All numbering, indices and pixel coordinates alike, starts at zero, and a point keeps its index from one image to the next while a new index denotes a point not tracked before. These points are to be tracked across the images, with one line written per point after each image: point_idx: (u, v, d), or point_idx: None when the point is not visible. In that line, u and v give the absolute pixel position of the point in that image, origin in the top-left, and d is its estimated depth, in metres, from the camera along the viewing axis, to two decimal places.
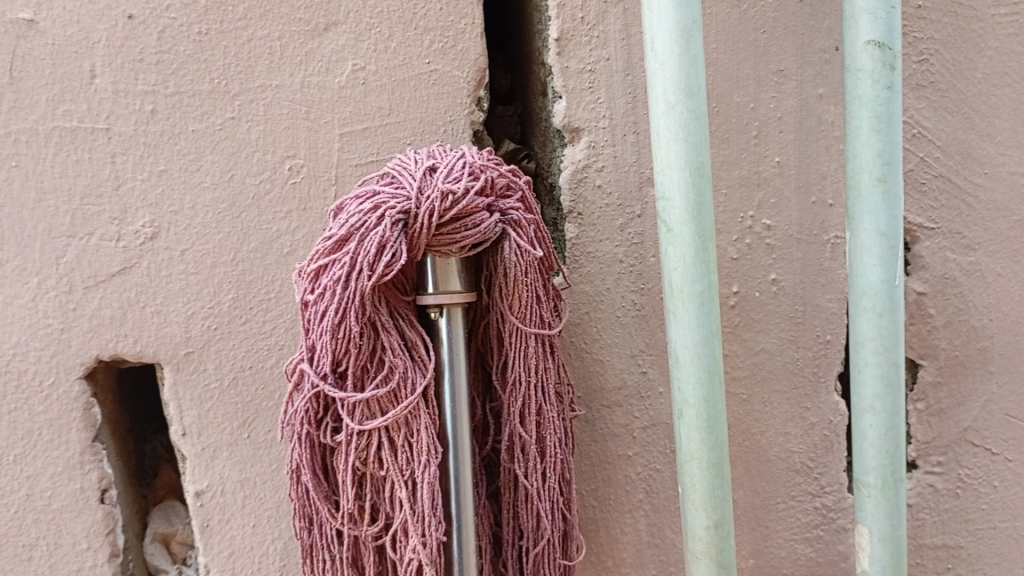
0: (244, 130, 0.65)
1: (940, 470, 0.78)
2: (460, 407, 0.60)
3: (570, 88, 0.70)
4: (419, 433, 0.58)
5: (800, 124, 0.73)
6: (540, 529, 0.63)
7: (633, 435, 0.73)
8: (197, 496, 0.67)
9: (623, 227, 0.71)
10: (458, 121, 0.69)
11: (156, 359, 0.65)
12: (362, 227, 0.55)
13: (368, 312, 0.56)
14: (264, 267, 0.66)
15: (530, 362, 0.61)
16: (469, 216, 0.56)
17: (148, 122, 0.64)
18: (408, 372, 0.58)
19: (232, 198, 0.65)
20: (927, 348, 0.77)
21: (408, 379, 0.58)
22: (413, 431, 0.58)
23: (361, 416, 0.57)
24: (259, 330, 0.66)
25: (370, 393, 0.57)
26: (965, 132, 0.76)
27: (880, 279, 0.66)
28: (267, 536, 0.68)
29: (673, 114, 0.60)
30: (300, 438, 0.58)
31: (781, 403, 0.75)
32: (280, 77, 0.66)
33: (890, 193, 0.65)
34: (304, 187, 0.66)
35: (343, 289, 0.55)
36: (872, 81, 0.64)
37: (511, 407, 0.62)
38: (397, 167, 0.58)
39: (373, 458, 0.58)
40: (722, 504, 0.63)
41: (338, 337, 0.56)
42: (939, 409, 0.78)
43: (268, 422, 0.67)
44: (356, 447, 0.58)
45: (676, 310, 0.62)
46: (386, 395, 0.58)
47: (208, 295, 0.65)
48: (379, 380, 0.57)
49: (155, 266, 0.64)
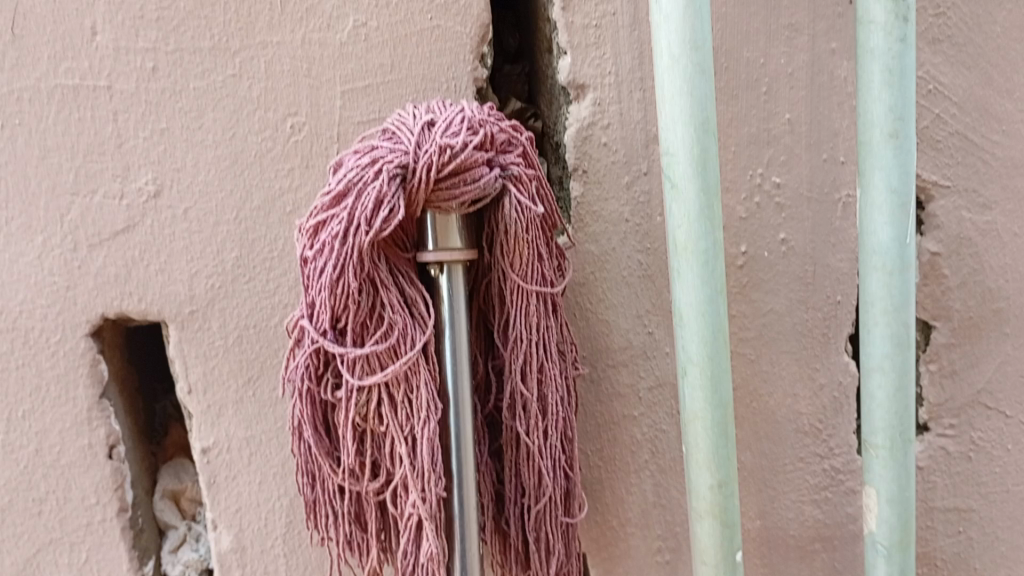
0: (246, 87, 0.65)
1: (952, 432, 0.77)
2: (461, 364, 0.60)
3: (575, 44, 0.69)
4: (419, 389, 0.58)
5: (811, 79, 0.72)
6: (541, 487, 0.63)
7: (639, 396, 0.73)
8: (203, 453, 0.67)
9: (629, 185, 0.70)
10: (461, 77, 0.68)
11: (162, 317, 0.65)
12: (359, 182, 0.55)
13: (366, 268, 0.56)
14: (267, 225, 0.66)
15: (532, 320, 0.61)
16: (468, 171, 0.56)
17: (149, 79, 0.63)
18: (408, 329, 0.58)
19: (235, 155, 0.65)
20: (940, 310, 0.76)
21: (407, 335, 0.58)
22: (412, 387, 0.58)
23: (361, 372, 0.57)
24: (263, 289, 0.66)
25: (370, 348, 0.57)
26: (983, 88, 0.74)
27: (891, 237, 0.64)
28: (274, 492, 0.69)
29: (678, 68, 0.59)
30: (300, 394, 0.59)
31: (790, 365, 0.74)
32: (280, 33, 0.65)
33: (903, 148, 0.63)
34: (307, 145, 0.66)
35: (341, 245, 0.55)
36: (885, 33, 0.62)
37: (512, 363, 0.62)
38: (396, 122, 0.57)
39: (374, 414, 0.58)
40: (726, 463, 0.63)
41: (336, 293, 0.55)
42: (952, 371, 0.77)
43: (273, 380, 0.67)
44: (355, 403, 0.58)
45: (681, 269, 0.62)
46: (386, 350, 0.57)
47: (212, 254, 0.65)
48: (379, 336, 0.57)
49: (158, 225, 0.65)
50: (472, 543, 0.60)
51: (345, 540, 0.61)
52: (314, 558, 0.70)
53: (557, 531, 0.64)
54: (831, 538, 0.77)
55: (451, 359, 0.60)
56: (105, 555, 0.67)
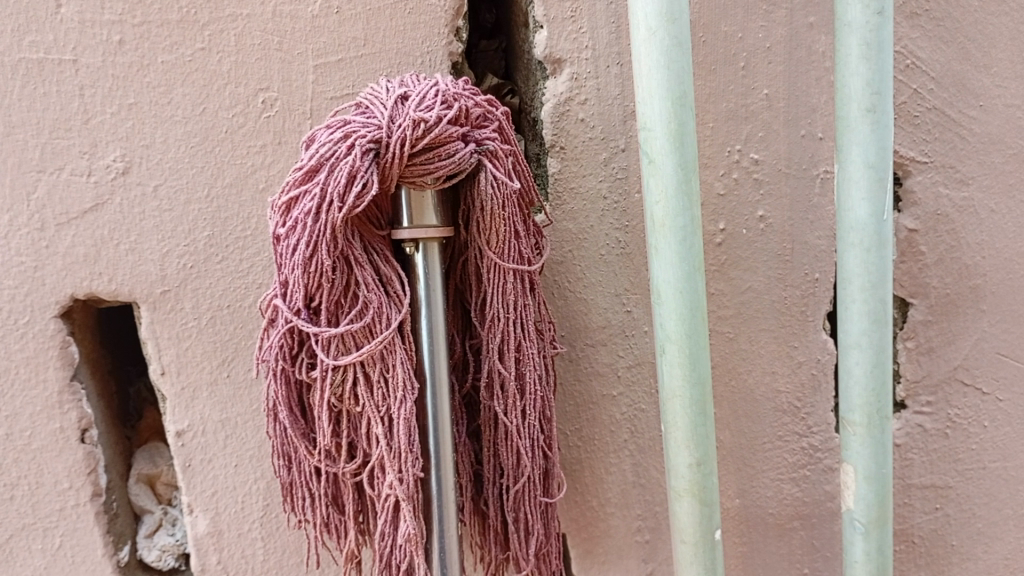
0: (216, 62, 0.63)
1: (929, 409, 0.78)
2: (438, 343, 0.59)
3: (551, 18, 0.68)
4: (395, 368, 0.57)
5: (789, 54, 0.71)
6: (520, 467, 0.63)
7: (617, 375, 0.73)
8: (177, 436, 0.66)
9: (607, 162, 0.70)
10: (436, 52, 0.67)
11: (133, 297, 0.64)
12: (332, 157, 0.54)
13: (340, 245, 0.55)
14: (240, 203, 0.65)
15: (509, 298, 0.61)
16: (442, 145, 0.55)
17: (117, 53, 0.62)
18: (383, 308, 0.57)
19: (206, 132, 0.64)
20: (918, 287, 0.76)
21: (383, 313, 0.57)
22: (388, 366, 0.57)
23: (336, 351, 0.57)
24: (236, 268, 0.65)
25: (345, 328, 0.56)
26: (961, 63, 0.74)
27: (869, 213, 0.64)
28: (250, 475, 0.68)
29: (655, 41, 0.58)
30: (275, 374, 0.58)
31: (768, 342, 0.74)
32: (251, 6, 0.64)
33: (880, 123, 0.63)
34: (279, 121, 0.65)
35: (314, 222, 0.54)
36: (863, 6, 0.61)
37: (489, 342, 0.62)
38: (369, 96, 0.56)
39: (350, 394, 0.57)
40: (704, 441, 0.63)
41: (309, 271, 0.55)
42: (930, 348, 0.77)
43: (247, 361, 0.67)
44: (331, 383, 0.57)
45: (658, 245, 0.61)
46: (361, 329, 0.57)
47: (183, 233, 0.64)
48: (354, 314, 0.56)
49: (128, 203, 0.63)
50: (450, 523, 0.60)
51: (322, 521, 0.60)
52: (291, 541, 0.69)
53: (536, 511, 0.64)
54: (810, 516, 0.77)
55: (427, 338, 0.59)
56: (79, 540, 0.66)
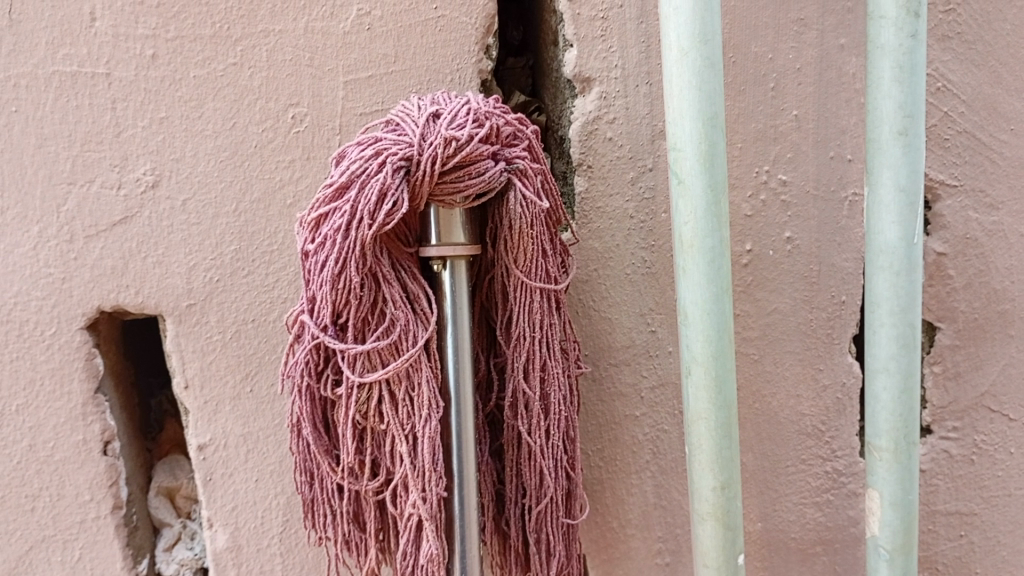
0: (247, 77, 0.64)
1: (955, 435, 0.77)
2: (462, 361, 0.59)
3: (581, 37, 0.68)
4: (420, 387, 0.57)
5: (819, 75, 0.71)
6: (543, 487, 0.62)
7: (641, 395, 0.72)
8: (199, 450, 0.66)
9: (634, 181, 0.70)
10: (465, 69, 0.67)
11: (159, 310, 0.64)
12: (363, 174, 0.54)
13: (369, 262, 0.55)
14: (267, 218, 0.65)
15: (535, 318, 0.60)
16: (473, 164, 0.55)
17: (149, 67, 0.62)
18: (410, 325, 0.57)
19: (235, 146, 0.64)
20: (945, 311, 0.75)
21: (409, 332, 0.57)
22: (414, 385, 0.57)
23: (362, 369, 0.56)
24: (262, 282, 0.65)
25: (372, 345, 0.56)
26: (992, 87, 0.73)
27: (898, 236, 0.63)
28: (271, 490, 0.68)
29: (687, 62, 0.58)
30: (300, 390, 0.57)
31: (794, 365, 0.73)
32: (282, 21, 0.64)
33: (912, 147, 0.63)
34: (308, 136, 0.65)
35: (343, 238, 0.54)
36: (896, 29, 0.61)
37: (514, 361, 0.61)
38: (400, 114, 0.56)
39: (374, 412, 0.57)
40: (729, 465, 0.62)
41: (337, 288, 0.54)
42: (956, 373, 0.76)
43: (271, 376, 0.66)
44: (356, 400, 0.57)
45: (686, 266, 0.61)
46: (388, 346, 0.56)
47: (210, 247, 0.64)
48: (380, 332, 0.56)
49: (156, 216, 0.63)
50: (471, 543, 0.60)
51: (343, 540, 0.60)
52: (310, 558, 0.69)
53: (558, 533, 0.64)
54: (833, 541, 0.76)
55: (453, 356, 0.59)
56: (99, 552, 0.66)
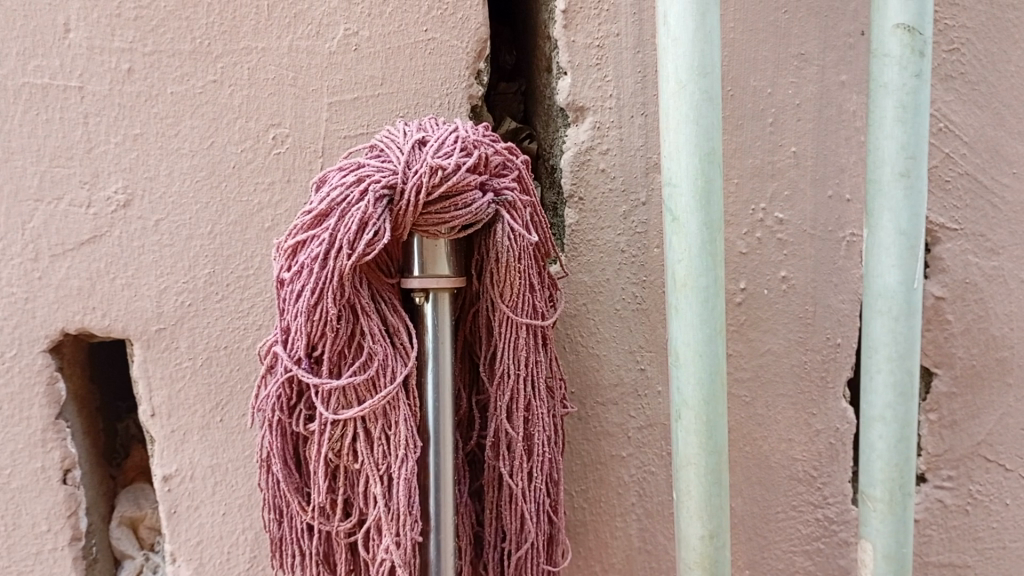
0: (226, 95, 0.61)
1: (950, 485, 0.74)
2: (443, 397, 0.57)
3: (575, 65, 0.66)
4: (397, 426, 0.54)
5: (820, 112, 0.69)
6: (524, 532, 0.60)
7: (628, 436, 0.70)
8: (164, 481, 0.63)
9: (627, 215, 0.67)
10: (454, 94, 0.65)
11: (126, 335, 0.61)
12: (343, 202, 0.51)
13: (347, 293, 0.52)
14: (243, 241, 0.62)
15: (521, 354, 0.58)
16: (460, 194, 0.52)
17: (124, 82, 0.60)
18: (388, 360, 0.54)
19: (211, 166, 0.61)
20: (943, 356, 0.73)
21: (388, 367, 0.54)
22: (391, 423, 0.54)
23: (336, 405, 0.54)
24: (236, 308, 0.63)
25: (347, 380, 0.53)
26: (995, 129, 0.72)
27: (898, 280, 0.61)
28: (239, 525, 0.65)
29: (684, 94, 0.56)
30: (270, 425, 0.55)
31: (786, 408, 0.71)
32: (266, 39, 0.61)
33: (914, 189, 0.61)
34: (288, 158, 0.62)
35: (320, 268, 0.51)
36: (900, 67, 0.59)
37: (496, 400, 0.59)
38: (385, 139, 0.54)
39: (349, 450, 0.54)
40: (718, 513, 0.60)
41: (313, 319, 0.52)
42: (953, 421, 0.74)
43: (242, 406, 0.64)
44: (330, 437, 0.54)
45: (678, 305, 0.58)
46: (364, 382, 0.54)
47: (183, 270, 0.62)
48: (357, 366, 0.54)
49: (127, 236, 0.61)
50: None
51: None
52: None
53: None
54: None
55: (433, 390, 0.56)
56: None
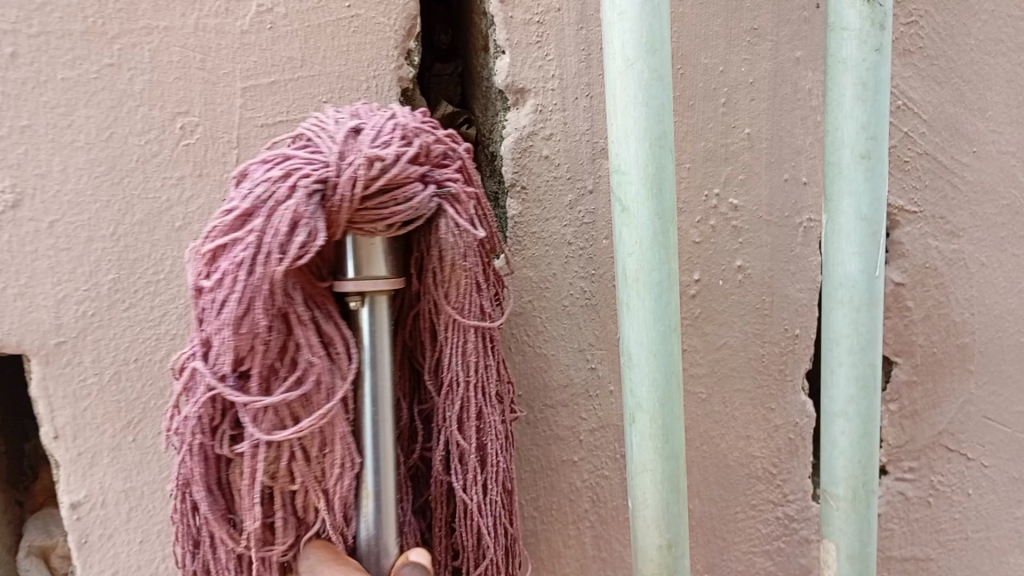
0: (126, 81, 0.55)
1: (911, 477, 0.72)
2: (382, 411, 0.51)
3: (514, 43, 0.61)
4: (337, 444, 0.50)
5: (774, 91, 0.65)
6: (482, 548, 0.55)
7: (579, 439, 0.65)
8: (71, 510, 0.57)
9: (573, 204, 0.63)
10: (383, 76, 0.60)
11: (21, 350, 0.55)
12: (270, 200, 0.46)
13: (279, 302, 0.47)
14: (151, 243, 0.56)
15: (471, 359, 0.53)
16: (400, 188, 0.47)
17: (7, 67, 0.53)
18: (325, 375, 0.49)
19: (112, 160, 0.55)
20: (903, 345, 0.70)
21: (324, 383, 0.49)
22: (329, 440, 0.50)
23: (269, 425, 0.48)
24: (146, 316, 0.57)
25: (281, 397, 0.48)
26: (953, 106, 0.69)
27: (860, 269, 0.58)
28: (157, 553, 0.59)
29: (632, 75, 0.52)
30: (191, 449, 0.48)
31: (744, 405, 0.67)
32: (169, 17, 0.55)
33: (875, 172, 0.57)
34: (199, 150, 0.57)
35: (246, 275, 0.45)
36: (859, 43, 0.56)
37: (444, 409, 0.54)
38: (313, 128, 0.49)
39: (284, 471, 0.49)
40: (677, 521, 0.56)
41: (241, 332, 0.46)
42: (913, 411, 0.71)
43: (157, 425, 0.58)
44: (262, 460, 0.48)
45: (630, 303, 0.54)
46: (299, 399, 0.49)
47: (84, 276, 0.55)
48: (291, 382, 0.48)
49: (17, 240, 0.54)
50: None
51: None
52: None
53: None
54: None
55: (371, 406, 0.51)
56: None
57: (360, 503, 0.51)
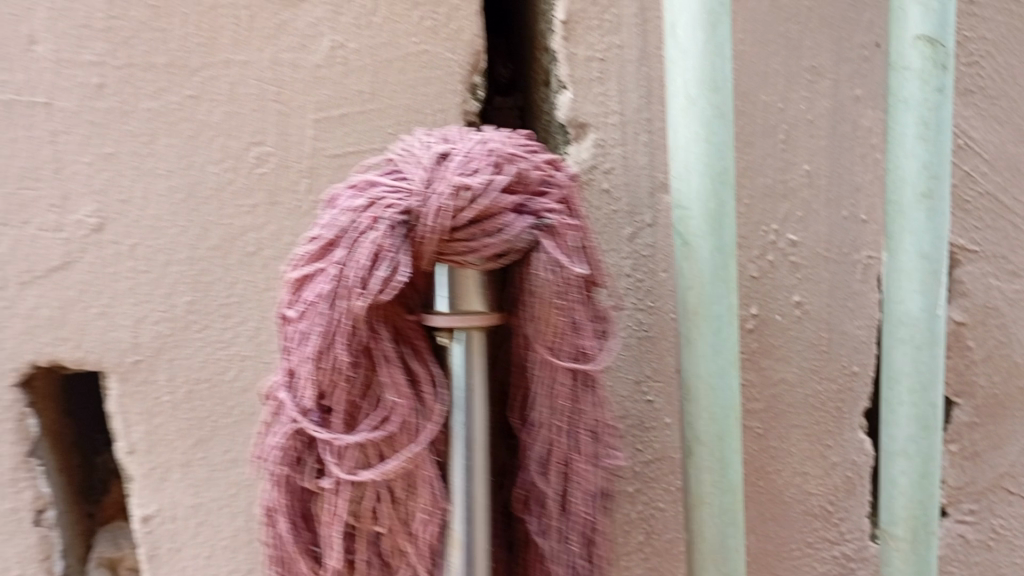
0: (205, 111, 0.57)
1: (972, 519, 0.70)
2: (474, 457, 0.50)
3: (576, 79, 0.63)
4: (421, 487, 0.49)
5: (833, 128, 0.66)
6: None
7: (634, 470, 0.66)
8: (144, 523, 0.59)
9: (632, 237, 0.64)
10: (449, 110, 0.61)
11: (100, 367, 0.57)
12: (354, 233, 0.45)
13: (362, 337, 0.46)
14: (225, 267, 0.58)
15: (559, 401, 0.51)
16: (488, 219, 0.47)
17: (94, 97, 0.56)
18: (410, 415, 0.48)
19: (190, 187, 0.58)
20: (964, 385, 0.69)
21: (409, 423, 0.48)
22: (414, 482, 0.49)
23: (352, 464, 0.47)
24: (217, 337, 0.59)
25: (364, 435, 0.47)
26: (1016, 146, 0.68)
27: (921, 307, 0.58)
28: (223, 568, 0.61)
29: (694, 111, 0.53)
30: (275, 480, 0.48)
31: (801, 441, 0.67)
32: (246, 51, 0.58)
33: (936, 211, 0.57)
34: (272, 178, 0.59)
35: (329, 309, 0.45)
36: (921, 82, 0.56)
37: (531, 450, 0.53)
38: (402, 154, 0.49)
39: (367, 510, 0.48)
40: (734, 556, 0.56)
41: (322, 368, 0.46)
42: (974, 453, 0.70)
43: (225, 443, 0.60)
44: (345, 498, 0.48)
45: (689, 337, 0.55)
46: (383, 438, 0.48)
47: (161, 297, 0.58)
48: (375, 419, 0.47)
49: (100, 262, 0.57)
50: None
51: None
52: None
53: None
54: None
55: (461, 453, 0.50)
56: None
57: (445, 548, 0.50)
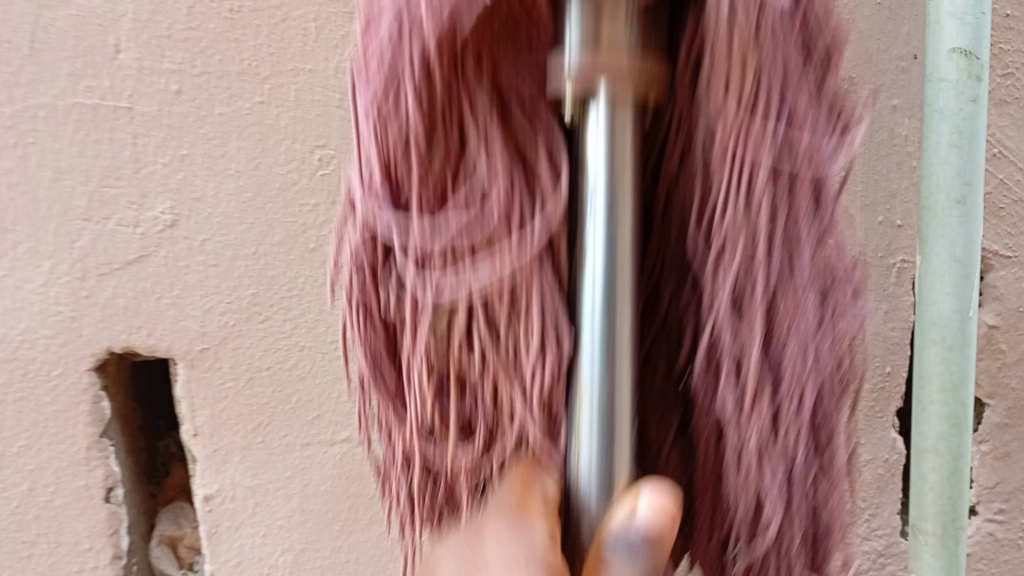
0: (273, 117, 0.61)
1: (1002, 518, 0.73)
2: (620, 370, 0.32)
3: None
4: (534, 344, 0.33)
5: (870, 136, 0.68)
6: None
7: None
8: (205, 501, 0.64)
9: None
10: None
11: (170, 354, 0.62)
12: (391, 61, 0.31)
13: (434, 79, 0.31)
14: (287, 262, 0.62)
15: (758, 144, 0.31)
16: None
17: (172, 103, 0.60)
18: (514, 177, 0.32)
19: (256, 187, 0.61)
20: (996, 387, 0.71)
21: (514, 185, 0.32)
22: (530, 343, 0.33)
23: (434, 322, 0.33)
24: (279, 329, 0.62)
25: (448, 219, 0.32)
26: None
27: (953, 310, 0.60)
28: (279, 547, 0.65)
29: None
30: (365, 372, 0.36)
31: None
32: (313, 61, 0.60)
33: (968, 216, 0.59)
34: (334, 179, 0.62)
35: (377, 93, 0.31)
36: (956, 92, 0.57)
37: (721, 389, 0.33)
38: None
39: (489, 396, 0.34)
40: None
41: (383, 135, 0.31)
42: (1005, 453, 0.72)
43: (283, 428, 0.63)
44: (448, 396, 0.34)
45: None
46: (477, 228, 0.32)
47: (228, 289, 0.62)
48: (456, 184, 0.32)
49: (173, 256, 0.61)
50: None
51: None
52: None
53: None
54: None
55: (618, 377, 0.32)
56: None
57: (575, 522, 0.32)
